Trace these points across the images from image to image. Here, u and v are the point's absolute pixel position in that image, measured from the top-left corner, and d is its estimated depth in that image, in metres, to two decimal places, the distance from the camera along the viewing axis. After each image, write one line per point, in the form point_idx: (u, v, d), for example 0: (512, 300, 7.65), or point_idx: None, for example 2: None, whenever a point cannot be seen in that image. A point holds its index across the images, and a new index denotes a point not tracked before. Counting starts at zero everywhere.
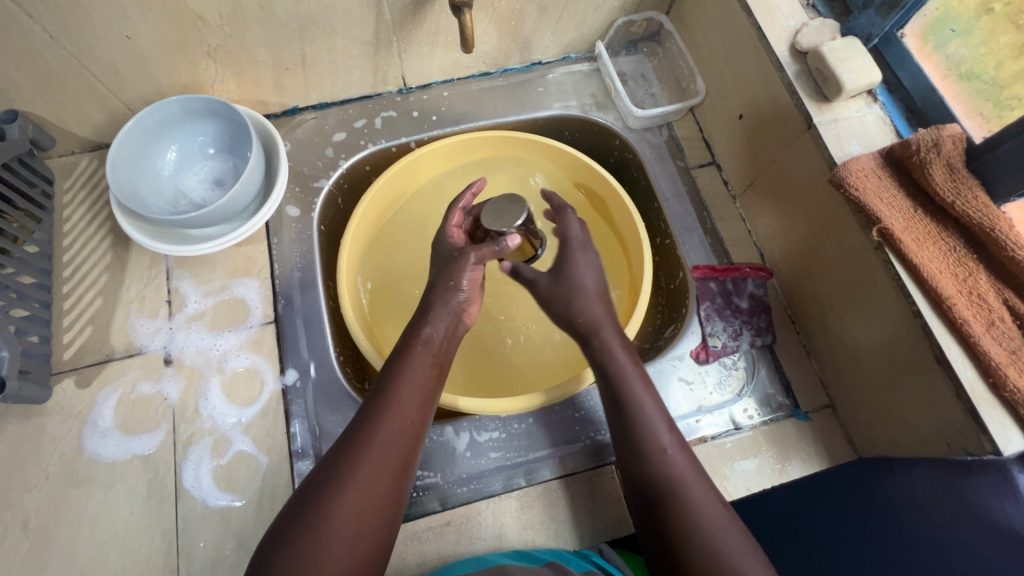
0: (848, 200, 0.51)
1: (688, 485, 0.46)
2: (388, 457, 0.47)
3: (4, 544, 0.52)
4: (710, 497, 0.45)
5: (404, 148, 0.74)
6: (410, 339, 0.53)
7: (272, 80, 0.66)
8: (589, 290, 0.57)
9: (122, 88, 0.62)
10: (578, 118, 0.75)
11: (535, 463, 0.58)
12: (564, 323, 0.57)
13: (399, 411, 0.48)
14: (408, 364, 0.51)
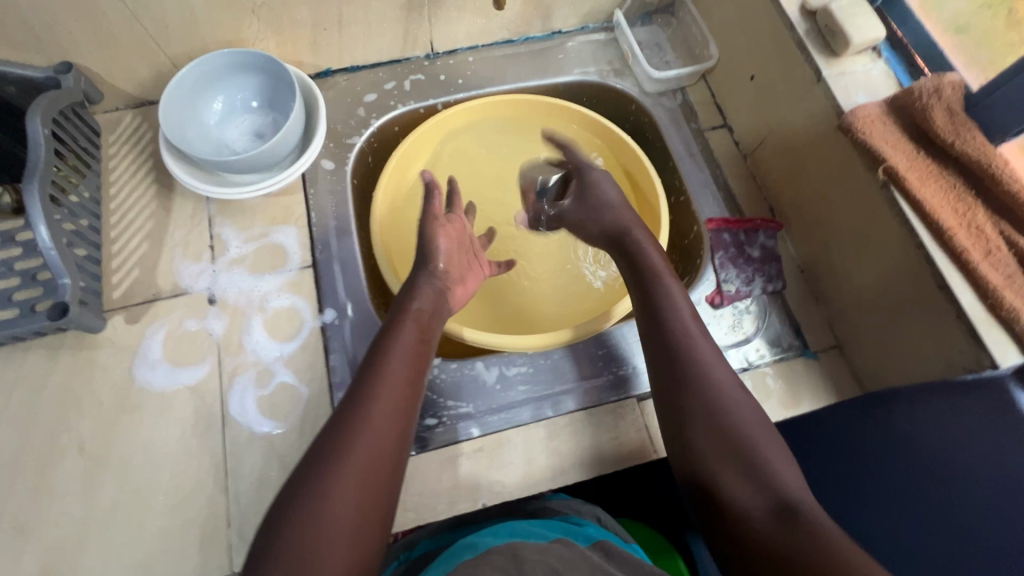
0: (855, 144, 0.55)
1: (715, 374, 0.51)
2: (375, 419, 0.46)
3: (62, 463, 0.55)
4: (730, 379, 0.51)
5: (431, 111, 0.78)
6: (398, 312, 0.55)
7: (309, 41, 0.70)
8: (616, 203, 0.66)
9: (169, 43, 0.65)
10: (596, 84, 0.79)
11: (560, 396, 0.61)
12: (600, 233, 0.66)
13: (386, 376, 0.49)
14: (395, 333, 0.53)
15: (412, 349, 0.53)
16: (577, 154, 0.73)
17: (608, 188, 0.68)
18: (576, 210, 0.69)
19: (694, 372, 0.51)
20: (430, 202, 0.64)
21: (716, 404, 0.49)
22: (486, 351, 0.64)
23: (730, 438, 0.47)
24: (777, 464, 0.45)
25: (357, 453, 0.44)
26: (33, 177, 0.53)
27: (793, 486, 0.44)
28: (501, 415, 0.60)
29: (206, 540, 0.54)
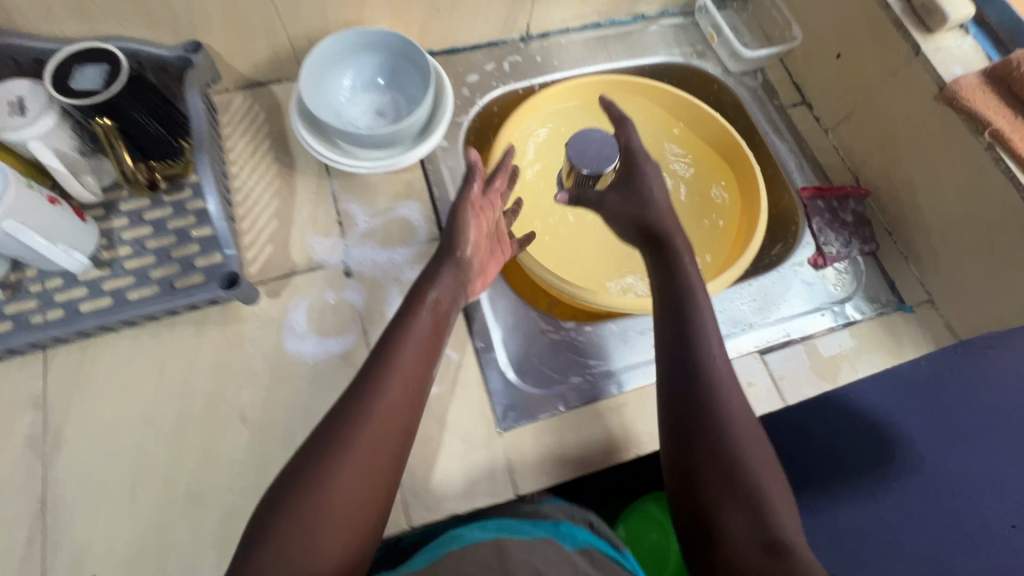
0: (957, 111, 0.61)
1: (732, 402, 0.52)
2: (391, 427, 0.48)
3: (227, 432, 0.56)
4: (745, 407, 0.52)
5: (528, 92, 0.81)
6: (411, 304, 0.55)
7: (421, 22, 0.72)
8: (661, 204, 0.63)
9: (293, 23, 0.66)
10: (681, 66, 0.84)
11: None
12: (636, 229, 0.63)
13: (403, 380, 0.50)
14: (411, 327, 0.53)
15: (427, 346, 0.53)
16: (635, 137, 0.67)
17: (656, 189, 0.64)
18: (619, 198, 0.65)
19: (695, 373, 0.53)
20: (471, 187, 0.60)
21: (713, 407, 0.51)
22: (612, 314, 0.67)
23: (719, 444, 0.50)
24: (766, 472, 0.49)
25: (372, 462, 0.46)
26: (204, 151, 0.58)
27: (773, 491, 0.48)
28: (642, 369, 0.63)
29: None
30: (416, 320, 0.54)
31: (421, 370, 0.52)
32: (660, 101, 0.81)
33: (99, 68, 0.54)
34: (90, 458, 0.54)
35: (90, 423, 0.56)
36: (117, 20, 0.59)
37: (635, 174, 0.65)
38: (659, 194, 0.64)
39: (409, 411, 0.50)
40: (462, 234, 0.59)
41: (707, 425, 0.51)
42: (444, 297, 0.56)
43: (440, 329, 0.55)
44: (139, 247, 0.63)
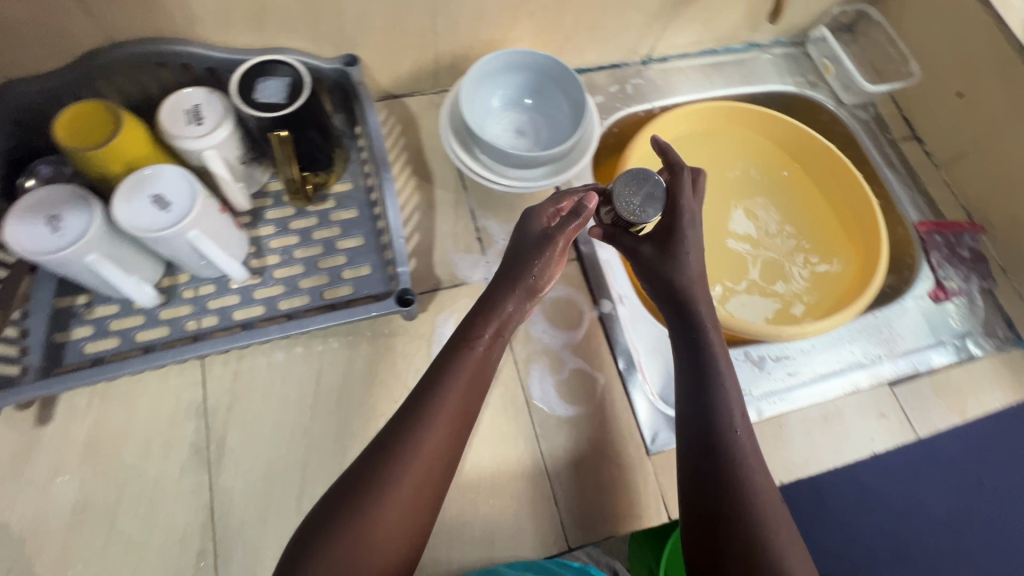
0: None
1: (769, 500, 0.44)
2: (412, 487, 0.42)
3: None
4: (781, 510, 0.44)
5: (648, 114, 0.82)
6: (466, 336, 0.48)
7: (559, 44, 0.73)
8: (695, 273, 0.53)
9: (443, 41, 0.67)
10: (793, 94, 0.86)
11: (833, 379, 0.66)
12: (662, 295, 0.54)
13: (440, 431, 0.44)
14: (458, 363, 0.47)
15: (467, 392, 0.46)
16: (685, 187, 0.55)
17: (694, 254, 0.53)
18: (649, 259, 0.54)
19: (726, 447, 0.46)
20: (570, 224, 0.51)
21: (748, 488, 0.44)
22: (744, 340, 0.68)
23: (741, 531, 0.42)
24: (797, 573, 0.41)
25: (388, 531, 0.41)
26: (381, 165, 0.63)
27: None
28: (782, 397, 0.64)
29: (538, 515, 0.57)
30: (462, 355, 0.47)
31: (458, 421, 0.45)
32: (785, 139, 0.83)
33: (280, 80, 0.55)
34: (254, 468, 0.55)
35: (252, 432, 0.56)
36: (287, 34, 0.60)
37: (674, 236, 0.54)
38: (693, 260, 0.53)
39: (439, 468, 0.44)
40: (536, 260, 0.50)
41: (735, 507, 0.43)
42: (496, 327, 0.49)
43: (481, 376, 0.48)
44: (287, 256, 0.63)
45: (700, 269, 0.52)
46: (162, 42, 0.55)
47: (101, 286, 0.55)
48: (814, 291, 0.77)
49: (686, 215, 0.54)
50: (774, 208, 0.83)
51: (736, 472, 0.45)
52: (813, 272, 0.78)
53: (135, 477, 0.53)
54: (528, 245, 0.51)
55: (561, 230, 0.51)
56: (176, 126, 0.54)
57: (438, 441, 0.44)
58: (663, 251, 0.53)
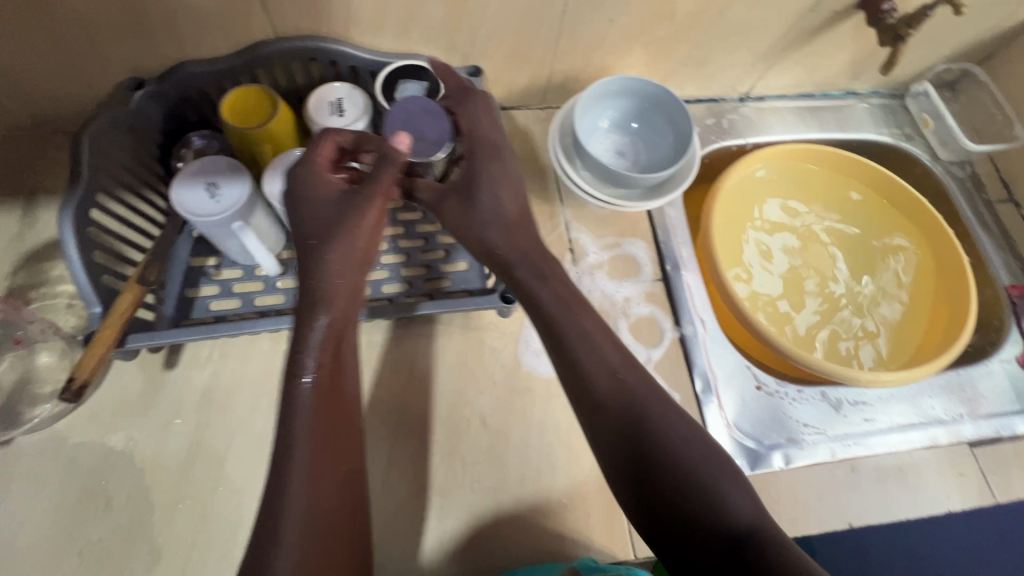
0: None
1: (660, 440, 0.48)
2: (314, 523, 0.43)
3: (470, 433, 0.60)
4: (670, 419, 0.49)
5: (740, 149, 0.84)
6: (297, 368, 0.48)
7: (665, 74, 0.76)
8: (508, 215, 0.58)
9: (561, 61, 0.71)
10: (888, 145, 0.86)
11: (912, 431, 0.65)
12: (481, 256, 0.58)
13: (308, 468, 0.45)
14: (299, 405, 0.47)
15: (328, 418, 0.48)
16: (480, 131, 0.60)
17: (506, 195, 0.58)
18: (454, 212, 0.58)
19: (618, 450, 0.48)
20: (382, 172, 0.54)
21: (659, 474, 0.47)
22: (821, 381, 0.69)
23: (685, 515, 0.45)
24: (733, 493, 0.46)
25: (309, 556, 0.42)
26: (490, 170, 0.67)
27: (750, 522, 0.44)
28: (858, 441, 0.64)
29: (608, 521, 0.58)
30: (299, 400, 0.47)
31: (329, 449, 0.47)
32: (887, 193, 0.82)
33: None
34: None
35: None
36: (425, 42, 0.65)
37: (472, 178, 0.58)
38: (505, 201, 0.58)
39: (331, 496, 0.46)
40: (351, 242, 0.53)
41: (670, 505, 0.46)
42: (333, 345, 0.51)
43: (334, 397, 0.49)
44: (394, 244, 0.68)
45: (514, 210, 0.58)
46: (318, 40, 0.61)
47: (235, 251, 0.61)
48: (897, 342, 0.77)
49: (484, 156, 0.59)
50: (861, 254, 0.82)
51: (648, 476, 0.47)
52: (896, 322, 0.78)
53: (243, 428, 0.58)
54: (331, 245, 0.52)
55: (362, 195, 0.54)
56: (321, 115, 0.60)
57: (308, 487, 0.44)
58: (464, 200, 0.58)
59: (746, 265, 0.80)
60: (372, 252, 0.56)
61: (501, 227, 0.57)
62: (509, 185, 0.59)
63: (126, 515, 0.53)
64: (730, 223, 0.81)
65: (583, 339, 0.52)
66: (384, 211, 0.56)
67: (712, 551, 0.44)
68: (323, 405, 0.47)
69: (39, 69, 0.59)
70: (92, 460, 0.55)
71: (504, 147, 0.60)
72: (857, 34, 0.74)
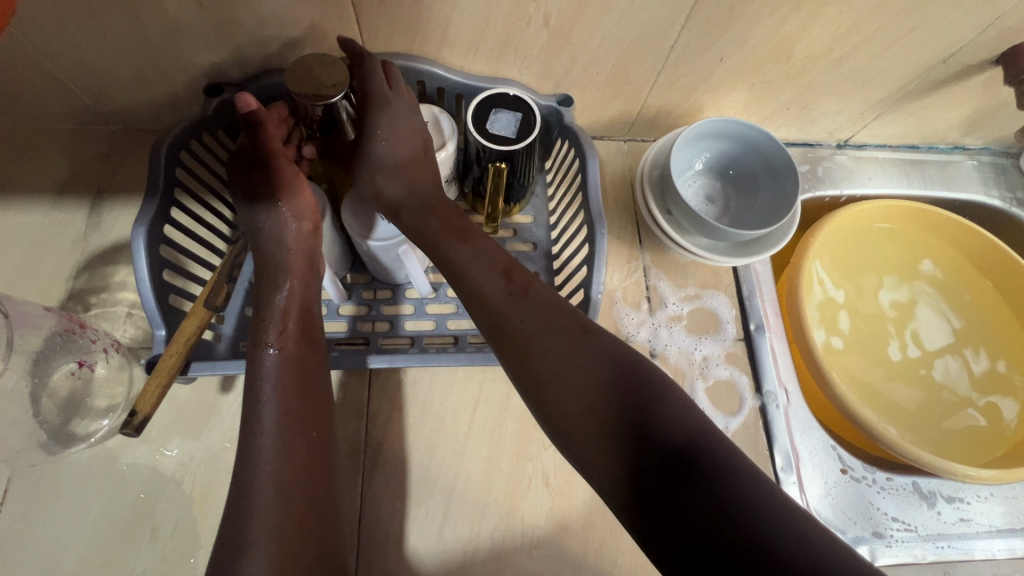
0: None
1: (568, 366, 0.44)
2: (293, 474, 0.43)
3: (531, 492, 0.56)
4: (578, 341, 0.45)
5: (833, 200, 0.78)
6: (259, 338, 0.49)
7: (765, 116, 0.71)
8: (387, 159, 0.54)
9: (656, 96, 0.66)
10: (996, 209, 0.79)
11: (1013, 537, 0.59)
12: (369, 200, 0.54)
13: (275, 433, 0.44)
14: (264, 371, 0.47)
15: (300, 382, 0.47)
16: (371, 77, 0.52)
17: (383, 137, 0.53)
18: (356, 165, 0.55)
19: (537, 384, 0.45)
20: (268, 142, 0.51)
21: (577, 395, 0.43)
22: (911, 468, 0.63)
23: (614, 434, 0.41)
24: (662, 401, 0.41)
25: (276, 504, 0.41)
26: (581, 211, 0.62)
27: (683, 427, 0.40)
28: (953, 544, 0.58)
29: None
30: (264, 365, 0.47)
31: (303, 413, 0.46)
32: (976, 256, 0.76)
33: (513, 115, 0.56)
34: (405, 481, 0.56)
35: (410, 444, 0.57)
36: (518, 68, 0.61)
37: (363, 128, 0.54)
38: (386, 144, 0.53)
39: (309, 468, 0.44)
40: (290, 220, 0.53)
41: (602, 425, 0.41)
42: (298, 313, 0.51)
43: (301, 359, 0.49)
44: None
45: (395, 155, 0.54)
46: (411, 60, 0.58)
47: None
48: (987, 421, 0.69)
49: (366, 103, 0.53)
50: (944, 311, 0.76)
51: (583, 400, 0.43)
52: (988, 399, 0.71)
53: None
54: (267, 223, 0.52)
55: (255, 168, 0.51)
56: None
57: (279, 472, 0.42)
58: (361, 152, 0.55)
59: (826, 325, 0.74)
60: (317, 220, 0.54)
61: (401, 178, 0.54)
62: (409, 132, 0.54)
63: (171, 547, 0.50)
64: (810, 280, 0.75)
65: (482, 265, 0.50)
66: (291, 169, 0.53)
67: (654, 470, 0.38)
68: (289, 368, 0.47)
69: (120, 69, 0.57)
70: (142, 484, 0.52)
71: (391, 91, 0.53)
72: (984, 89, 0.68)
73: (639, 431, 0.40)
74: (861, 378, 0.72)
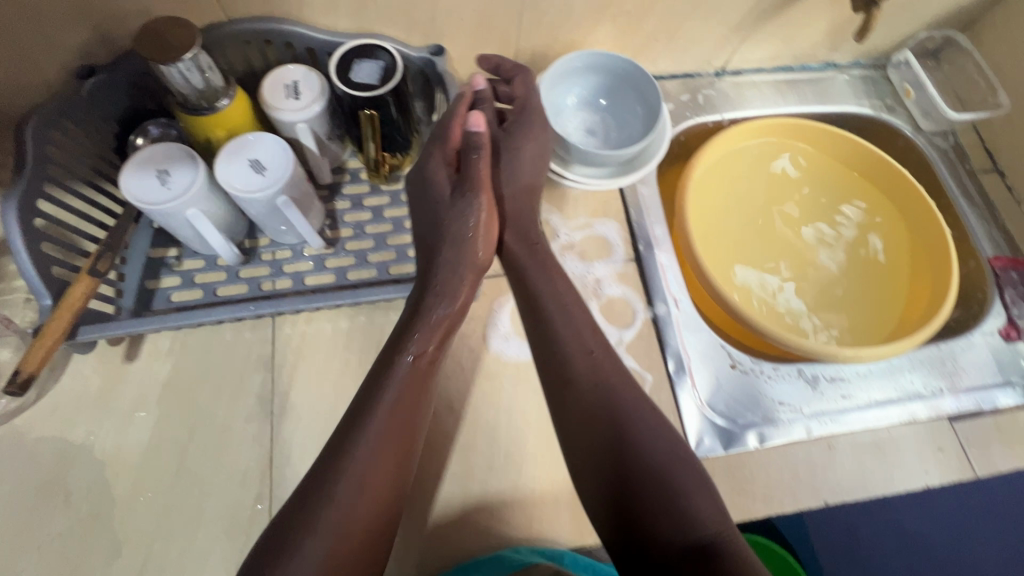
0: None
1: (631, 413, 0.53)
2: (371, 484, 0.46)
3: (438, 417, 0.60)
4: (648, 415, 0.53)
5: (716, 125, 0.82)
6: (400, 346, 0.53)
7: (636, 48, 0.74)
8: (523, 181, 0.64)
9: (526, 37, 0.69)
10: (869, 117, 0.84)
11: (890, 407, 0.64)
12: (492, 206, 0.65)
13: (378, 440, 0.47)
14: (394, 377, 0.51)
15: (414, 405, 0.51)
16: (531, 97, 0.65)
17: (526, 159, 0.64)
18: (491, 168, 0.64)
19: (593, 426, 0.53)
20: (476, 166, 0.59)
21: (629, 452, 0.51)
22: (798, 357, 0.67)
23: (644, 503, 0.48)
24: (701, 496, 0.49)
25: (355, 517, 0.45)
26: None
27: (703, 509, 0.48)
28: (833, 418, 0.63)
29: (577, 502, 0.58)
30: (399, 368, 0.51)
31: (401, 440, 0.49)
32: (876, 176, 0.79)
33: (375, 63, 0.58)
34: (314, 423, 0.58)
35: (316, 390, 0.59)
36: (383, 21, 0.63)
37: (511, 146, 0.64)
38: (527, 167, 0.64)
39: (391, 497, 0.47)
40: (472, 248, 0.58)
41: (633, 490, 0.49)
42: (443, 330, 0.54)
43: (424, 378, 0.53)
44: (359, 230, 0.67)
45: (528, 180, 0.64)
46: (272, 22, 0.60)
47: (194, 240, 0.60)
48: (852, 321, 0.75)
49: (520, 120, 0.65)
50: (833, 227, 0.81)
51: (628, 464, 0.50)
52: (863, 301, 0.77)
53: (203, 421, 0.57)
54: (449, 238, 0.57)
55: (464, 195, 0.59)
56: (276, 99, 0.59)
57: (373, 465, 0.47)
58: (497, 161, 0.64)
59: (713, 222, 0.79)
60: (489, 240, 0.60)
61: (527, 200, 0.64)
62: (541, 151, 0.64)
63: (85, 509, 0.52)
64: (707, 176, 0.78)
65: (565, 327, 0.58)
66: (493, 205, 0.61)
67: (666, 552, 0.46)
68: (412, 383, 0.51)
69: None
70: (52, 455, 0.54)
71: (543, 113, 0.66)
72: (833, 3, 0.72)
73: (662, 513, 0.47)
74: (740, 270, 0.78)
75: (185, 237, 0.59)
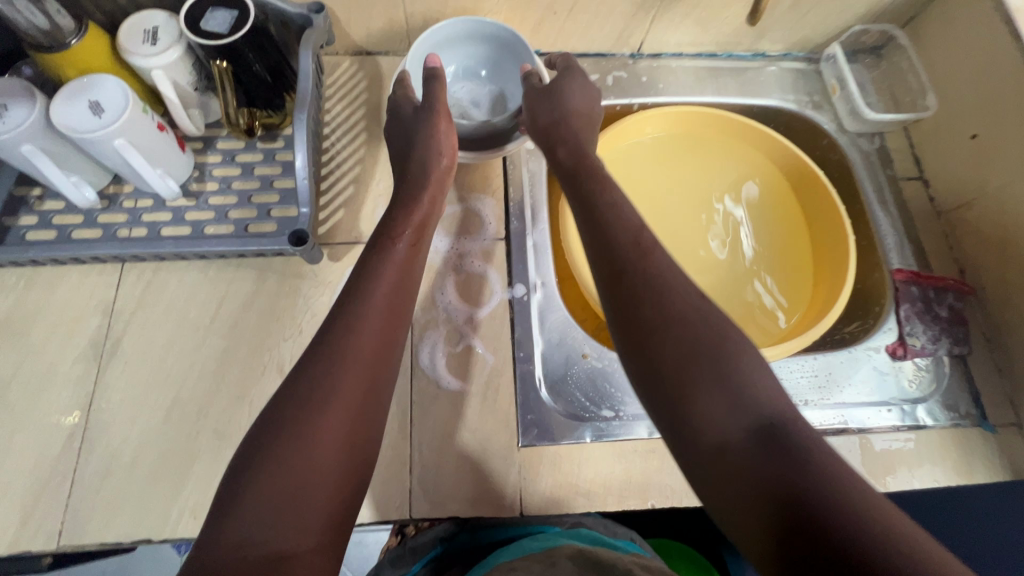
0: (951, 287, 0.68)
1: (671, 282, 0.46)
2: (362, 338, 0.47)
3: (263, 380, 0.58)
4: (696, 291, 0.46)
5: (626, 110, 0.79)
6: (390, 234, 0.55)
7: (536, 22, 0.71)
8: (570, 107, 0.62)
9: (412, 2, 0.67)
10: (792, 112, 0.79)
11: None
12: (536, 133, 0.63)
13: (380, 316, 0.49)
14: (391, 261, 0.53)
15: (401, 288, 0.52)
16: (572, 61, 0.68)
17: (572, 94, 0.63)
18: (532, 96, 0.63)
19: (628, 297, 0.46)
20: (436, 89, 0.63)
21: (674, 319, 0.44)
22: None
23: (700, 380, 0.41)
24: (761, 377, 0.41)
25: (352, 373, 0.45)
26: (302, 109, 0.61)
27: (767, 396, 0.40)
28: None
29: (389, 479, 0.56)
30: (394, 253, 0.54)
31: (393, 309, 0.51)
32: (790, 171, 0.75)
33: (228, 13, 0.57)
34: (140, 370, 0.58)
35: (149, 339, 0.59)
36: None
37: (558, 83, 0.63)
38: (572, 99, 0.62)
39: (372, 352, 0.47)
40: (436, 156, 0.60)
41: (678, 366, 0.42)
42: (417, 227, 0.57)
43: (409, 275, 0.54)
44: (224, 185, 0.66)
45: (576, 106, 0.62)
46: None
47: (44, 181, 0.59)
48: (755, 319, 0.71)
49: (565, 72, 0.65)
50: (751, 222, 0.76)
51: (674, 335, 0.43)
52: (771, 299, 0.72)
53: (31, 358, 0.57)
54: (418, 142, 0.61)
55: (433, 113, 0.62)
56: (129, 41, 0.58)
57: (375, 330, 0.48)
58: (543, 93, 0.62)
59: None
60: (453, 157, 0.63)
61: (573, 125, 0.61)
62: (587, 94, 0.64)
63: None
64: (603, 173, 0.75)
65: (613, 211, 0.52)
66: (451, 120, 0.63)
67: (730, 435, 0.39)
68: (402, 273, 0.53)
69: None
70: None
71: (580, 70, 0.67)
72: None
73: (718, 390, 0.41)
74: None
75: (32, 173, 0.58)
